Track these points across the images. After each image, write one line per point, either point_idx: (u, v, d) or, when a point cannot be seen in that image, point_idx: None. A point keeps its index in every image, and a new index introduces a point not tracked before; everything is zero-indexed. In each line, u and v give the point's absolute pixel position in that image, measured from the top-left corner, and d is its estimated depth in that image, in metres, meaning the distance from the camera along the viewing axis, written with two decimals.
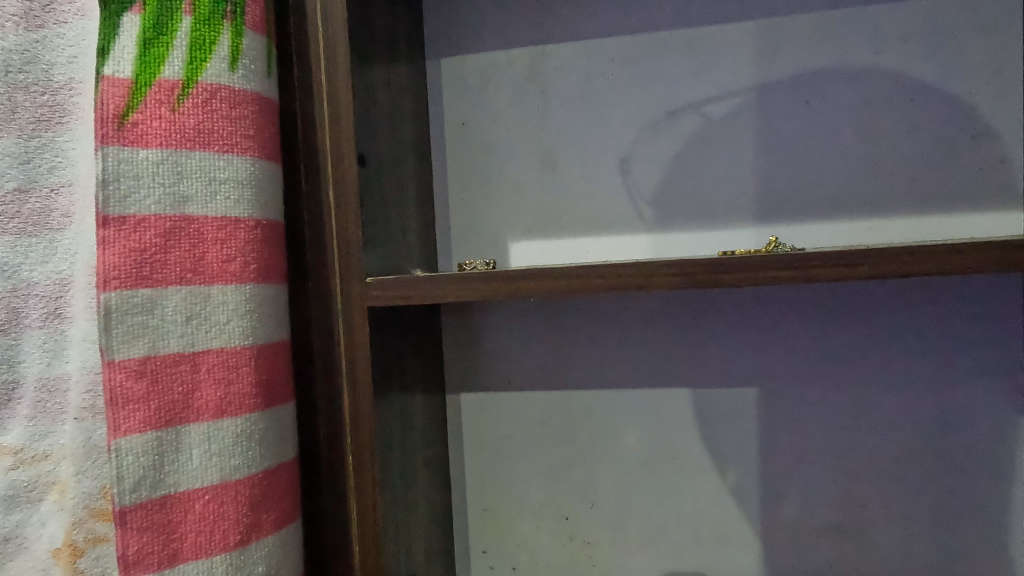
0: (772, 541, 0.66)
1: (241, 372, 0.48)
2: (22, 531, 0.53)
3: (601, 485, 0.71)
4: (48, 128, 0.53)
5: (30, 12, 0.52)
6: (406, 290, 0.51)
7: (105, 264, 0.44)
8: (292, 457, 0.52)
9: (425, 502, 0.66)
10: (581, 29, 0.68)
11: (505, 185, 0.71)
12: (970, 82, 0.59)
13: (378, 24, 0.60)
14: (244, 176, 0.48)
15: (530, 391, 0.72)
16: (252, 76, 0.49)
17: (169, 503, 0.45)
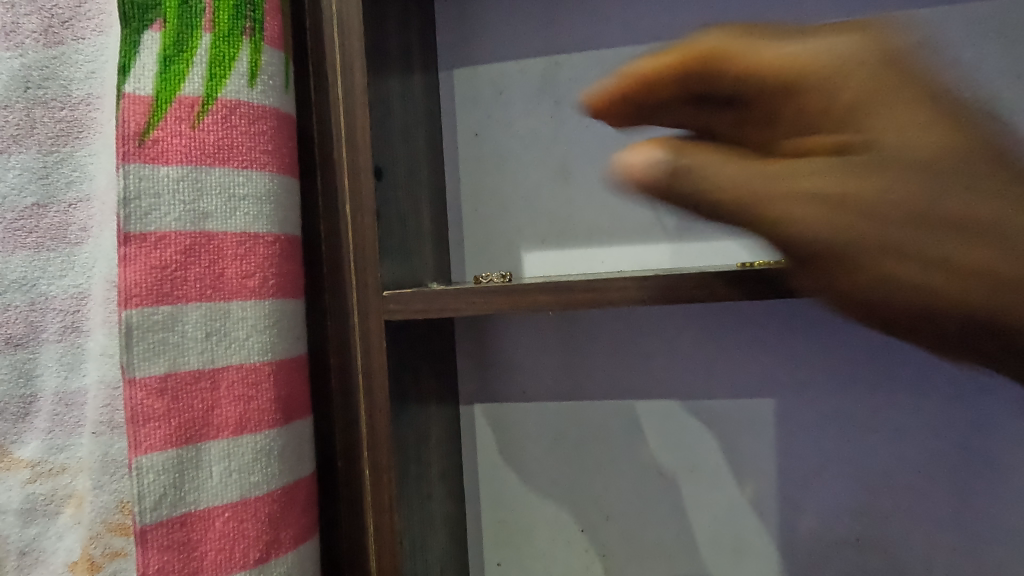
0: (791, 554, 0.65)
1: (260, 389, 0.48)
2: (39, 544, 0.53)
3: (616, 496, 0.70)
4: (67, 143, 0.53)
5: (49, 28, 0.52)
6: (423, 304, 0.51)
7: (127, 281, 0.44)
8: (309, 472, 0.52)
9: (441, 514, 0.65)
10: (594, 39, 0.68)
11: (518, 194, 0.71)
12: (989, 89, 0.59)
13: (393, 36, 0.60)
14: (263, 192, 0.48)
15: (545, 402, 0.71)
16: (271, 92, 0.49)
17: (189, 521, 0.45)
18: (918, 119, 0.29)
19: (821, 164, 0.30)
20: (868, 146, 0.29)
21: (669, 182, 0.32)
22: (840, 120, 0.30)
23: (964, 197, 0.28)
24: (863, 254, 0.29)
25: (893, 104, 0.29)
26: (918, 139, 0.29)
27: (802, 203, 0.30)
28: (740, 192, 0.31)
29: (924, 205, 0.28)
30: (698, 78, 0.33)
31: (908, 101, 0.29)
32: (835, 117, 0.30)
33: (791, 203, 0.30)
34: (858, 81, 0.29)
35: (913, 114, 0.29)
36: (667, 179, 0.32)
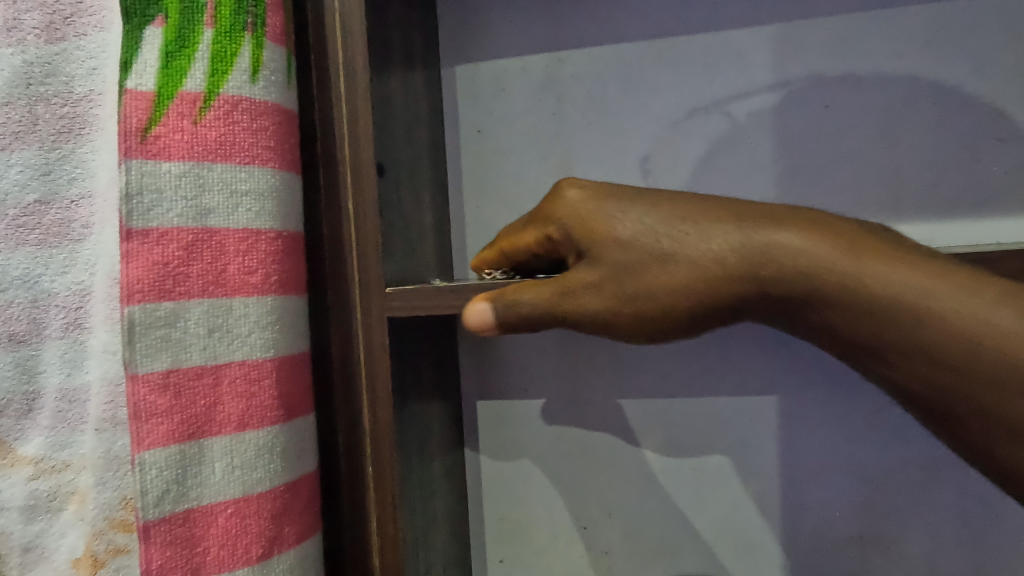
0: (794, 551, 0.65)
1: (263, 385, 0.47)
2: (42, 540, 0.53)
3: (619, 493, 0.70)
4: (69, 139, 0.53)
5: (51, 24, 0.52)
6: (427, 300, 0.51)
7: (129, 277, 0.43)
8: (312, 468, 0.52)
9: (444, 511, 0.65)
10: (596, 35, 0.68)
11: (520, 191, 0.71)
12: (996, 84, 0.58)
13: (395, 32, 0.60)
14: (265, 188, 0.48)
15: (547, 399, 0.71)
16: (273, 88, 0.49)
17: (192, 517, 0.45)
18: (622, 215, 0.39)
19: (585, 276, 0.40)
20: (597, 251, 0.39)
21: (502, 316, 0.41)
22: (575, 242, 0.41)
23: (669, 246, 0.38)
24: (631, 316, 0.39)
25: (600, 214, 0.39)
26: (629, 223, 0.39)
27: (586, 305, 0.40)
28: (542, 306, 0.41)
29: (646, 262, 0.38)
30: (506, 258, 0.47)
31: (609, 203, 0.40)
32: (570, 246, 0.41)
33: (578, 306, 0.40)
34: (573, 209, 0.40)
35: (623, 213, 0.39)
36: (500, 321, 0.42)
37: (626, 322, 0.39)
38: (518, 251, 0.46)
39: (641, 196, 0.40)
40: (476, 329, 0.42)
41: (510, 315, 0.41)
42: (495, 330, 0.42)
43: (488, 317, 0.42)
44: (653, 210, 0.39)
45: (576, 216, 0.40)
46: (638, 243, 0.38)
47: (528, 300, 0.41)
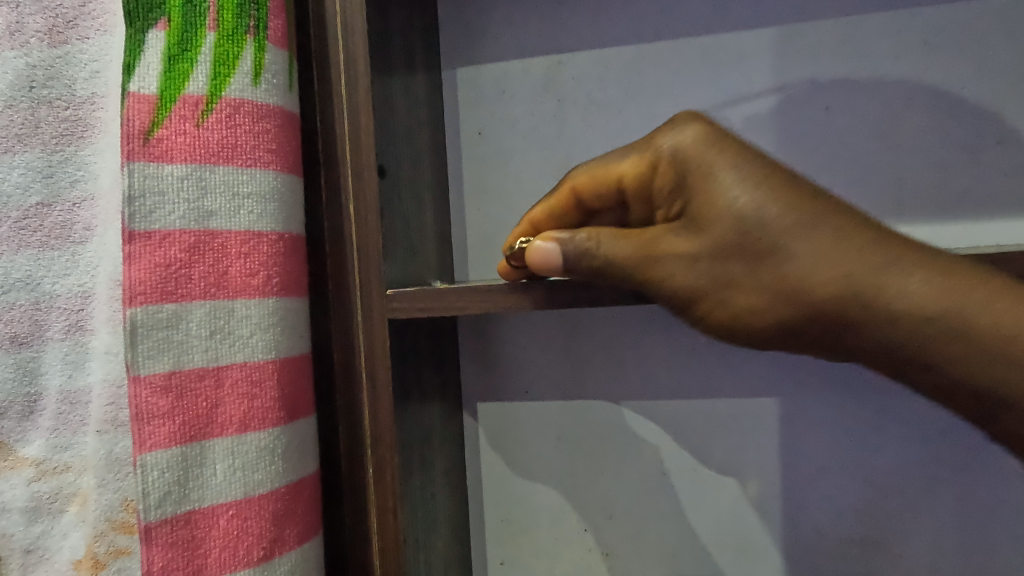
0: (795, 553, 0.65)
1: (264, 387, 0.48)
2: (44, 542, 0.54)
3: (620, 495, 0.70)
4: (71, 142, 0.53)
5: (54, 28, 0.53)
6: (428, 302, 0.51)
7: (131, 279, 0.44)
8: (313, 470, 0.52)
9: (444, 512, 0.65)
10: (597, 37, 0.68)
11: (520, 193, 0.71)
12: (995, 85, 0.58)
13: (395, 34, 0.60)
14: (267, 190, 0.48)
15: (547, 401, 0.71)
16: (275, 91, 0.49)
17: (193, 519, 0.45)
18: (742, 189, 0.38)
19: (681, 242, 0.40)
20: (703, 220, 0.39)
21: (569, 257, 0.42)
22: (678, 196, 0.41)
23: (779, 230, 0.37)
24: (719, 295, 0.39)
25: (722, 182, 0.38)
26: (751, 202, 0.37)
27: (670, 276, 0.40)
28: (619, 262, 0.41)
29: (750, 246, 0.38)
30: (582, 200, 0.49)
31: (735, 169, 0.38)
32: (668, 195, 0.41)
33: (662, 272, 0.40)
34: (690, 162, 0.39)
35: (746, 187, 0.38)
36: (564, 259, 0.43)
37: (704, 305, 0.40)
38: (598, 193, 0.48)
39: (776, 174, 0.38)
40: (535, 262, 0.43)
41: (582, 257, 0.42)
42: (556, 268, 0.43)
43: (554, 252, 0.42)
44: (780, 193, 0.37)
45: (692, 173, 0.39)
46: (751, 230, 0.37)
47: (607, 251, 0.41)
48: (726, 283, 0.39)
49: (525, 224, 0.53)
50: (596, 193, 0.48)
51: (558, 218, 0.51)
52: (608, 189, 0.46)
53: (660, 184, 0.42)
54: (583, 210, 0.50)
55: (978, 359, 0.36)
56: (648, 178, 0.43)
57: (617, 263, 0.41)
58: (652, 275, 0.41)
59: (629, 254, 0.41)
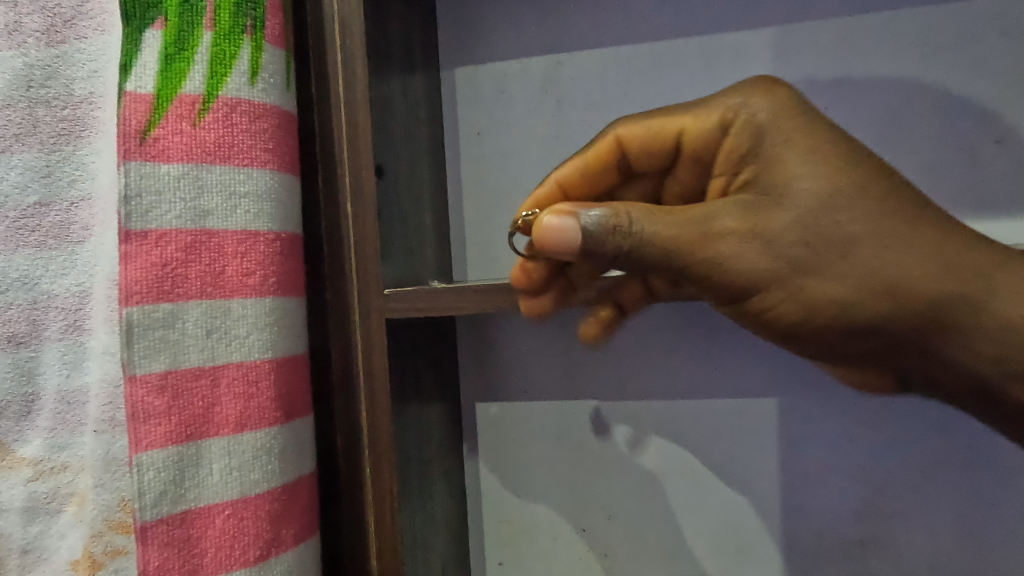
0: (794, 554, 0.65)
1: (261, 386, 0.48)
2: (41, 542, 0.53)
3: (618, 496, 0.70)
4: (69, 142, 0.53)
5: (52, 27, 0.53)
6: (426, 302, 0.51)
7: (128, 278, 0.44)
8: (310, 470, 0.52)
9: (442, 512, 0.65)
10: (595, 37, 0.68)
11: (519, 193, 0.71)
12: (994, 84, 0.58)
13: (393, 34, 0.60)
14: (264, 189, 0.48)
15: (545, 401, 0.71)
16: (272, 90, 0.49)
17: (189, 518, 0.45)
18: (805, 161, 0.39)
19: (740, 216, 0.39)
20: (768, 191, 0.39)
21: (588, 235, 0.39)
22: (738, 163, 0.41)
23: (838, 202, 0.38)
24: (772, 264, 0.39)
25: (790, 155, 0.39)
26: (816, 180, 0.38)
27: (724, 252, 0.39)
28: (664, 239, 0.39)
29: (811, 224, 0.38)
30: (622, 158, 0.50)
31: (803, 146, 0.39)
32: (726, 159, 0.42)
33: (714, 248, 0.39)
34: (759, 128, 0.40)
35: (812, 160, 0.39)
36: (585, 237, 0.39)
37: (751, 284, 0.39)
38: (648, 147, 0.49)
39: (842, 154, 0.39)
40: (543, 234, 0.40)
41: (612, 235, 0.39)
42: (575, 244, 0.39)
43: (574, 227, 0.39)
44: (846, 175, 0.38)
45: (759, 143, 0.40)
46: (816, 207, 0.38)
47: (650, 226, 0.39)
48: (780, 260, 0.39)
49: (553, 183, 0.52)
50: (644, 149, 0.49)
51: (591, 178, 0.52)
52: (662, 143, 0.48)
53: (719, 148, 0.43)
54: (619, 170, 0.51)
55: (993, 345, 0.38)
56: (705, 142, 0.43)
57: (658, 241, 0.39)
58: (703, 251, 0.39)
59: (680, 229, 0.39)
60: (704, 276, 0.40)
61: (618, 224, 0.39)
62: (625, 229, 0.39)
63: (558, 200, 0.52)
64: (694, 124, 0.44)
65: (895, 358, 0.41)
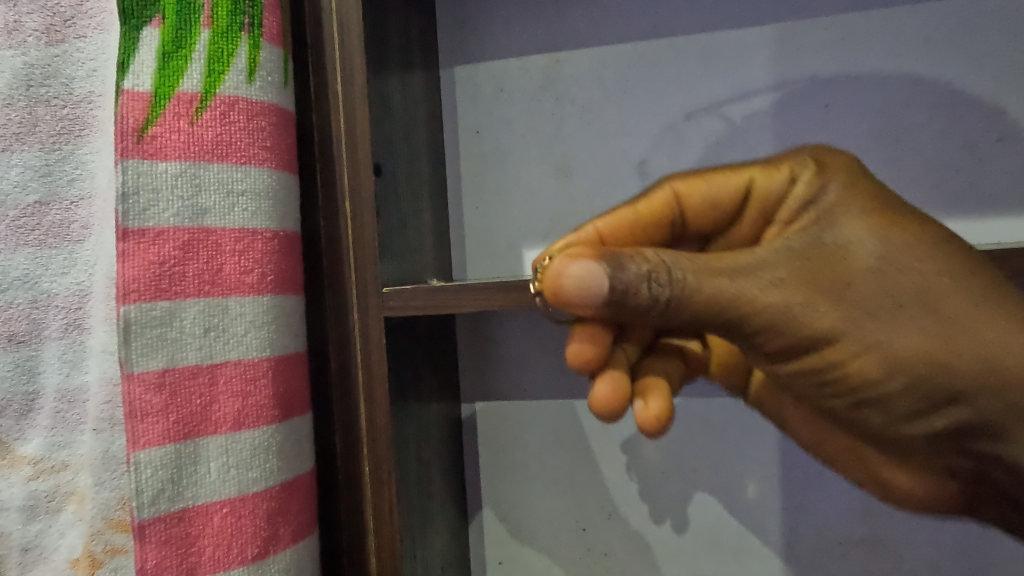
0: (795, 553, 0.65)
1: (259, 385, 0.47)
2: (41, 541, 0.54)
3: (618, 495, 0.70)
4: (69, 141, 0.53)
5: (51, 26, 0.53)
6: (424, 300, 0.51)
7: (125, 277, 0.44)
8: (308, 469, 0.52)
9: (441, 511, 0.65)
10: (595, 35, 0.68)
11: (518, 191, 0.71)
12: (996, 81, 0.58)
13: (392, 32, 0.60)
14: (262, 188, 0.48)
15: (545, 400, 0.71)
16: (269, 88, 0.49)
17: (187, 516, 0.45)
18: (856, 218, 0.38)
19: (796, 270, 0.37)
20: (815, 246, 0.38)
21: (617, 287, 0.36)
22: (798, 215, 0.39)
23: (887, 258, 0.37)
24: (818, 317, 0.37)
25: (851, 212, 0.38)
26: (875, 239, 0.37)
27: (780, 306, 0.37)
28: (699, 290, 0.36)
29: (871, 283, 0.37)
30: (681, 210, 0.44)
31: (862, 205, 0.38)
32: (791, 209, 0.40)
33: (769, 302, 0.37)
34: (821, 184, 0.39)
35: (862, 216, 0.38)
36: (613, 289, 0.36)
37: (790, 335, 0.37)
38: (710, 203, 0.43)
39: (892, 216, 0.38)
40: (563, 280, 0.36)
41: (645, 283, 0.36)
42: (599, 296, 0.36)
43: (598, 275, 0.36)
44: (907, 235, 0.37)
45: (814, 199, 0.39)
46: (874, 265, 0.37)
47: (697, 280, 0.36)
48: (839, 318, 0.37)
49: (592, 230, 0.44)
50: (707, 203, 0.44)
51: (641, 230, 0.45)
52: (724, 201, 0.43)
53: (786, 200, 0.40)
54: (675, 226, 0.45)
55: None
56: (773, 195, 0.40)
57: (705, 294, 0.36)
58: (757, 305, 0.37)
59: (735, 281, 0.37)
60: (755, 331, 0.37)
61: (658, 276, 0.36)
62: (670, 283, 0.36)
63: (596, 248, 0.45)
64: (764, 176, 0.41)
65: (957, 438, 0.38)
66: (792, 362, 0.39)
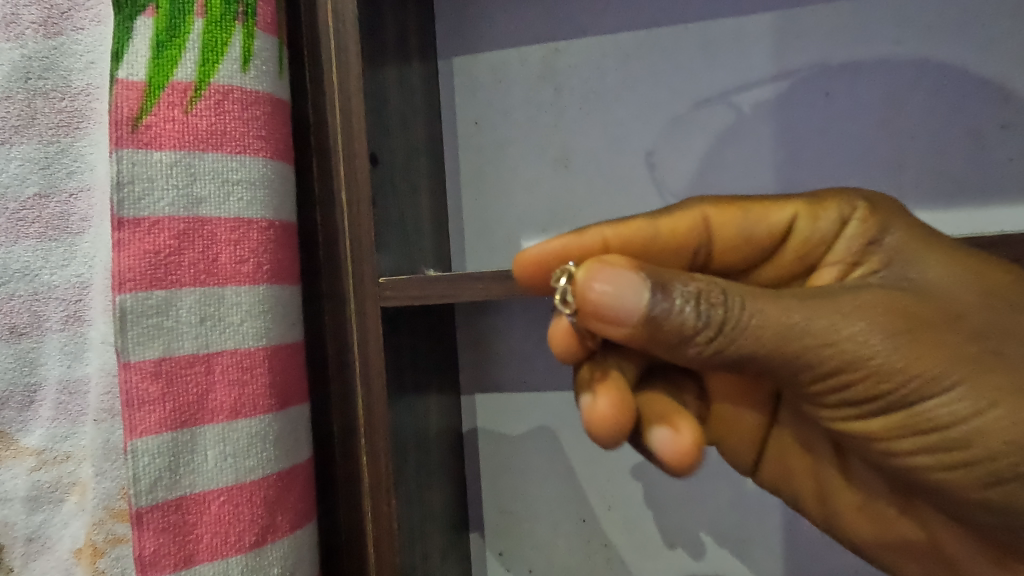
0: (795, 544, 0.65)
1: (255, 374, 0.48)
2: (45, 531, 0.54)
3: (618, 486, 0.69)
4: (67, 133, 0.53)
5: (49, 19, 0.53)
6: (419, 290, 0.51)
7: (121, 266, 0.44)
8: (305, 458, 0.52)
9: (440, 502, 0.65)
10: (593, 24, 0.67)
11: (517, 182, 0.71)
12: (1000, 67, 0.57)
13: (389, 22, 0.60)
14: (257, 177, 0.48)
15: (544, 391, 0.71)
16: (264, 77, 0.49)
17: (185, 504, 0.45)
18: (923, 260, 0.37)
19: (873, 299, 0.34)
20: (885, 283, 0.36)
21: (658, 308, 0.32)
22: (862, 254, 0.39)
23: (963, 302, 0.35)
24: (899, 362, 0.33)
25: (918, 254, 0.37)
26: (942, 280, 0.36)
27: (865, 340, 0.33)
28: (767, 323, 0.33)
29: (959, 321, 0.34)
30: (710, 237, 0.42)
31: (931, 244, 0.37)
32: (848, 249, 0.40)
33: (852, 335, 0.33)
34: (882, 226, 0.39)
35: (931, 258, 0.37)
36: (652, 309, 0.32)
37: (866, 379, 0.33)
38: (744, 235, 0.42)
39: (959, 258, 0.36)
40: (594, 294, 0.32)
41: (700, 308, 0.32)
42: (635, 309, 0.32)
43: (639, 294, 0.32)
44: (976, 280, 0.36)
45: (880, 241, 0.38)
46: (960, 304, 0.35)
47: (761, 305, 0.33)
48: (932, 358, 0.33)
49: (599, 238, 0.41)
50: (741, 234, 0.42)
51: (660, 249, 0.42)
52: (761, 234, 0.42)
53: (838, 242, 0.40)
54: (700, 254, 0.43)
55: None
56: (819, 234, 0.41)
57: (770, 321, 0.33)
58: (841, 337, 0.33)
59: (809, 309, 0.33)
60: (833, 369, 0.33)
61: (710, 298, 0.33)
62: (723, 305, 0.32)
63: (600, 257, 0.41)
64: (810, 215, 0.41)
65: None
66: (859, 411, 0.35)
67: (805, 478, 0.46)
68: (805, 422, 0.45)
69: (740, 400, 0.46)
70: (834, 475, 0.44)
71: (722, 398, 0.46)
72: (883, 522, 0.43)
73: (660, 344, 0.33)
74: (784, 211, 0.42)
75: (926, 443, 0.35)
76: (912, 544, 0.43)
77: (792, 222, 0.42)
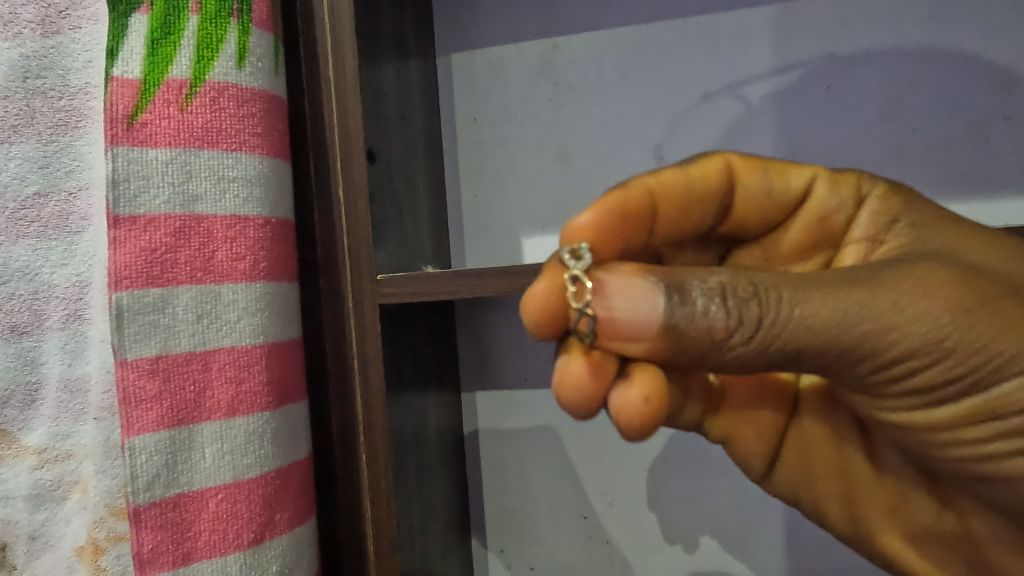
0: (797, 540, 0.65)
1: (253, 371, 0.48)
2: (47, 529, 0.54)
3: (620, 483, 0.69)
4: (66, 132, 0.53)
5: (47, 18, 0.53)
6: (416, 287, 0.51)
7: (117, 264, 0.44)
8: (303, 455, 0.52)
9: (439, 500, 0.65)
10: (592, 19, 0.67)
11: (516, 179, 0.70)
12: (1002, 59, 0.57)
13: (385, 19, 0.60)
14: (253, 174, 0.48)
15: (544, 389, 0.71)
16: (259, 74, 0.49)
17: (182, 502, 0.45)
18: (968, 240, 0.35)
19: (931, 276, 0.32)
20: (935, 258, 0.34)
21: (677, 314, 0.31)
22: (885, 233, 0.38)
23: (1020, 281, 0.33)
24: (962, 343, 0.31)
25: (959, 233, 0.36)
26: (990, 258, 0.34)
27: (933, 321, 0.31)
28: (819, 305, 0.31)
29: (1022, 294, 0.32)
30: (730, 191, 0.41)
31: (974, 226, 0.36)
32: (873, 227, 0.39)
33: (917, 316, 0.31)
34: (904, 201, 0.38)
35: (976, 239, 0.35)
36: (671, 318, 0.31)
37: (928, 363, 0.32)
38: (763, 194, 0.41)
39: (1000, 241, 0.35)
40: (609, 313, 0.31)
41: (734, 303, 0.31)
42: (645, 336, 0.31)
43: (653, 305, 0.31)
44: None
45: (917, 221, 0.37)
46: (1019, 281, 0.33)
47: (806, 294, 0.31)
48: (1006, 337, 0.31)
49: (643, 188, 0.38)
50: (762, 193, 0.41)
51: (694, 196, 0.39)
52: (782, 198, 0.41)
53: (858, 214, 0.40)
54: (720, 208, 0.41)
55: None
56: (838, 201, 0.40)
57: (820, 302, 0.31)
58: (904, 320, 0.31)
59: (866, 290, 0.32)
60: (894, 355, 0.32)
61: (736, 292, 0.31)
62: (755, 298, 0.31)
63: (645, 209, 0.38)
64: (832, 182, 0.40)
65: None
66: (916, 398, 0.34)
67: (831, 482, 0.43)
68: (831, 418, 0.44)
69: (758, 397, 0.44)
70: (867, 475, 0.42)
71: (740, 395, 0.44)
72: (921, 522, 0.41)
73: (687, 354, 0.32)
74: (805, 175, 0.41)
75: (998, 430, 0.33)
76: (953, 547, 0.41)
77: (812, 184, 0.41)
